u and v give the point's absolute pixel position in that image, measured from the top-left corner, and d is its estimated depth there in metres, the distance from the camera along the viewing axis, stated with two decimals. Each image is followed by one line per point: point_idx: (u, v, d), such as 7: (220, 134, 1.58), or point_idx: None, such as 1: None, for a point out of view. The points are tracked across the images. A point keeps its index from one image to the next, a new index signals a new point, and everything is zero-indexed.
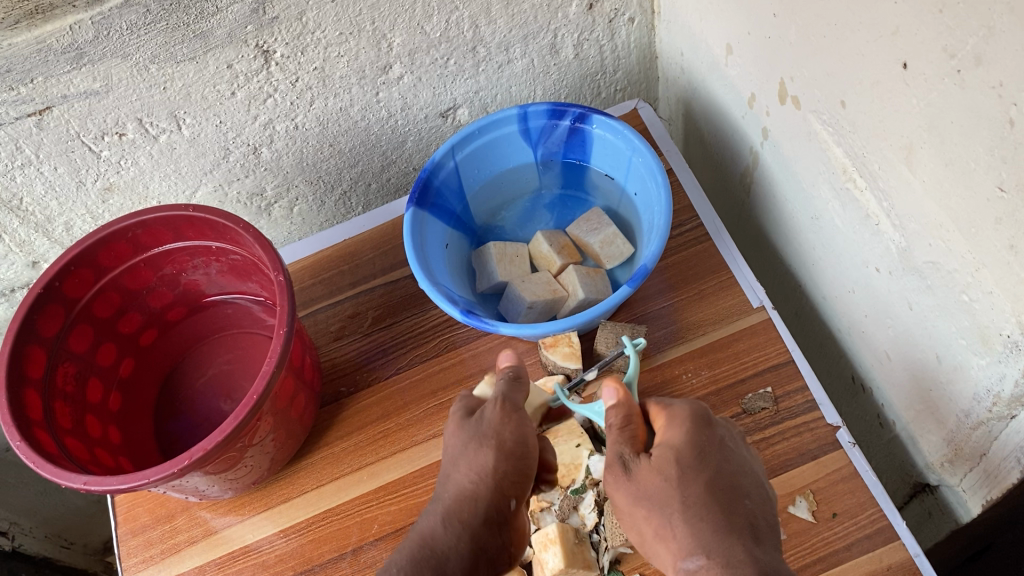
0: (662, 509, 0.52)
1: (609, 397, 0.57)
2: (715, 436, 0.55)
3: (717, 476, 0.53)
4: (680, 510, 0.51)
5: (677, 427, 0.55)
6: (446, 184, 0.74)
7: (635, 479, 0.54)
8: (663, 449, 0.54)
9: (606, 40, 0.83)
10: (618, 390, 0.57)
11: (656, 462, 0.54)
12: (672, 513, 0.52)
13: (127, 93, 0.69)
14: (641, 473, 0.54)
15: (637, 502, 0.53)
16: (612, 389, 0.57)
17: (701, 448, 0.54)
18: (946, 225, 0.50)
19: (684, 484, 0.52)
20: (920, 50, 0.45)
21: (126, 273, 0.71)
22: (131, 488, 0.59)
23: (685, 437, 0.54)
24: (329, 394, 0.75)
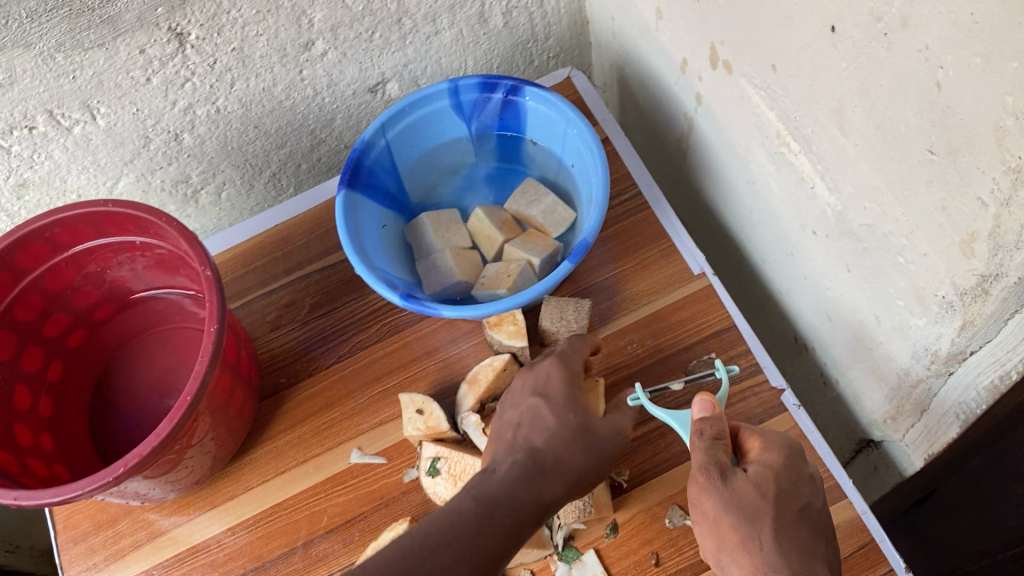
0: (747, 530, 0.53)
1: (698, 409, 0.57)
2: (806, 472, 0.56)
3: (799, 508, 0.54)
4: (770, 530, 0.53)
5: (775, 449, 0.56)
6: (379, 163, 0.72)
7: (731, 489, 0.54)
8: (760, 466, 0.55)
9: (535, 6, 0.81)
10: (711, 408, 0.57)
11: (754, 478, 0.55)
12: (760, 529, 0.53)
13: (33, 84, 0.66)
14: (739, 483, 0.54)
15: (724, 510, 0.54)
16: (705, 403, 0.57)
17: (790, 473, 0.55)
18: (879, 188, 0.50)
19: (772, 509, 0.54)
20: (847, 12, 0.45)
21: (46, 274, 0.68)
22: (64, 500, 0.57)
23: (782, 461, 0.56)
24: (270, 386, 0.73)
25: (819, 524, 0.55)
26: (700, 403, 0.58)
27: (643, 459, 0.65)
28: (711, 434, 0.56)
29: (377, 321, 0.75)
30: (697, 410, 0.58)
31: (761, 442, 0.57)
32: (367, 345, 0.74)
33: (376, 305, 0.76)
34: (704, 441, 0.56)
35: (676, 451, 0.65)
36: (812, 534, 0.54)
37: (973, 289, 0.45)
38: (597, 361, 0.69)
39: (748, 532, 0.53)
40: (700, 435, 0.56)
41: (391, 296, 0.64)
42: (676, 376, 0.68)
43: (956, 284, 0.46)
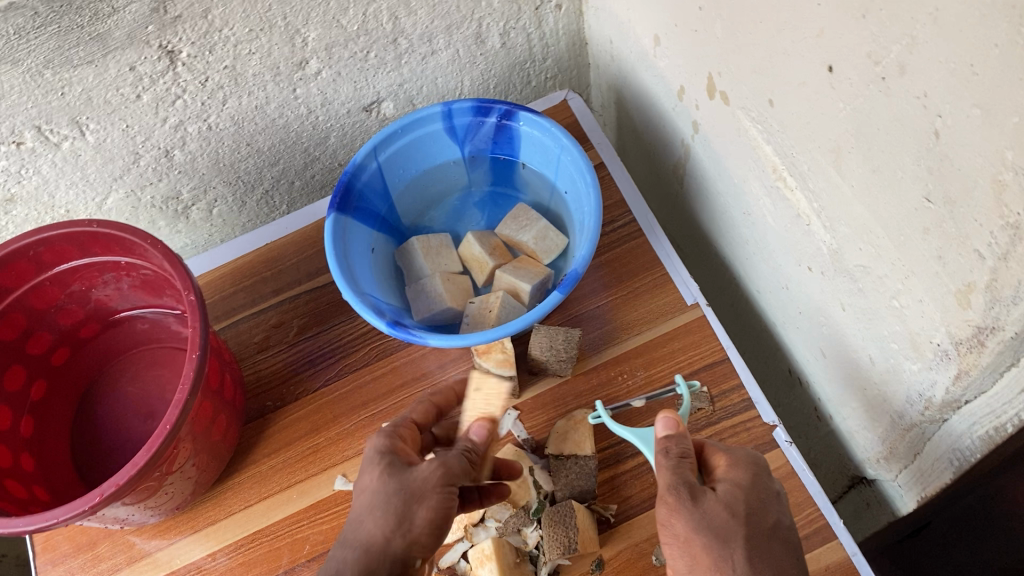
0: (718, 552, 0.49)
1: (662, 426, 0.56)
2: (771, 487, 0.53)
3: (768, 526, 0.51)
4: (742, 551, 0.49)
5: (747, 468, 0.53)
6: (370, 186, 0.71)
7: (701, 510, 0.51)
8: (729, 485, 0.52)
9: (533, 27, 0.80)
10: (674, 425, 0.56)
11: (727, 498, 0.51)
12: (734, 551, 0.49)
13: (21, 100, 0.65)
14: (711, 503, 0.51)
15: (697, 531, 0.50)
16: (670, 420, 0.56)
17: (758, 494, 0.52)
18: (875, 231, 0.49)
19: (747, 532, 0.50)
20: (846, 54, 0.44)
21: (30, 293, 0.67)
22: (41, 528, 0.56)
23: (752, 478, 0.53)
24: (255, 409, 0.72)
25: (788, 542, 0.51)
26: (664, 420, 0.56)
27: (630, 494, 0.64)
28: (677, 452, 0.54)
29: (365, 345, 0.74)
30: (662, 427, 0.56)
31: (730, 460, 0.54)
32: (355, 369, 0.73)
33: (364, 329, 0.75)
34: (670, 460, 0.53)
35: None
36: (787, 556, 0.50)
37: (969, 340, 0.44)
38: (587, 391, 0.68)
39: (720, 554, 0.49)
40: (667, 453, 0.54)
41: (377, 323, 0.63)
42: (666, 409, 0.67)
43: (951, 334, 0.45)
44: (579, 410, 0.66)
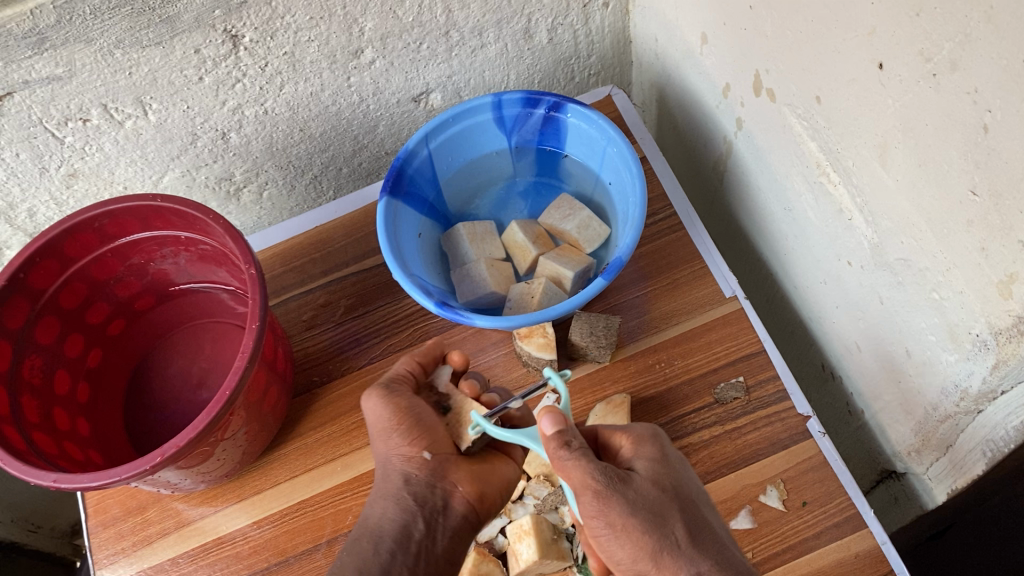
0: (658, 531, 0.49)
1: (546, 427, 0.52)
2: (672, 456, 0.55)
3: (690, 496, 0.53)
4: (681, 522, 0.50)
5: (647, 446, 0.54)
6: (420, 172, 0.74)
7: (633, 491, 0.50)
8: (645, 462, 0.53)
9: (580, 24, 0.83)
10: (561, 421, 0.52)
11: (649, 476, 0.52)
12: (671, 528, 0.50)
13: (91, 78, 0.67)
14: (640, 483, 0.51)
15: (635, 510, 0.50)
16: (552, 416, 0.52)
17: (669, 468, 0.54)
18: (918, 224, 0.50)
19: (675, 505, 0.51)
20: (896, 52, 0.46)
21: (92, 264, 0.70)
22: (102, 485, 0.58)
23: (658, 452, 0.54)
24: (302, 384, 0.75)
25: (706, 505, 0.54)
26: (544, 423, 0.52)
27: None
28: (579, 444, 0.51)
29: (409, 327, 0.76)
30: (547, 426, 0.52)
31: (633, 438, 0.55)
32: (398, 349, 0.75)
33: (408, 311, 0.77)
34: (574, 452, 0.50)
35: (700, 471, 0.66)
36: (712, 523, 0.52)
37: (1008, 330, 0.46)
38: (625, 378, 0.70)
39: (661, 532, 0.49)
40: (568, 448, 0.51)
41: (426, 303, 0.65)
42: (703, 397, 0.68)
43: (991, 324, 0.47)
44: (619, 394, 0.69)
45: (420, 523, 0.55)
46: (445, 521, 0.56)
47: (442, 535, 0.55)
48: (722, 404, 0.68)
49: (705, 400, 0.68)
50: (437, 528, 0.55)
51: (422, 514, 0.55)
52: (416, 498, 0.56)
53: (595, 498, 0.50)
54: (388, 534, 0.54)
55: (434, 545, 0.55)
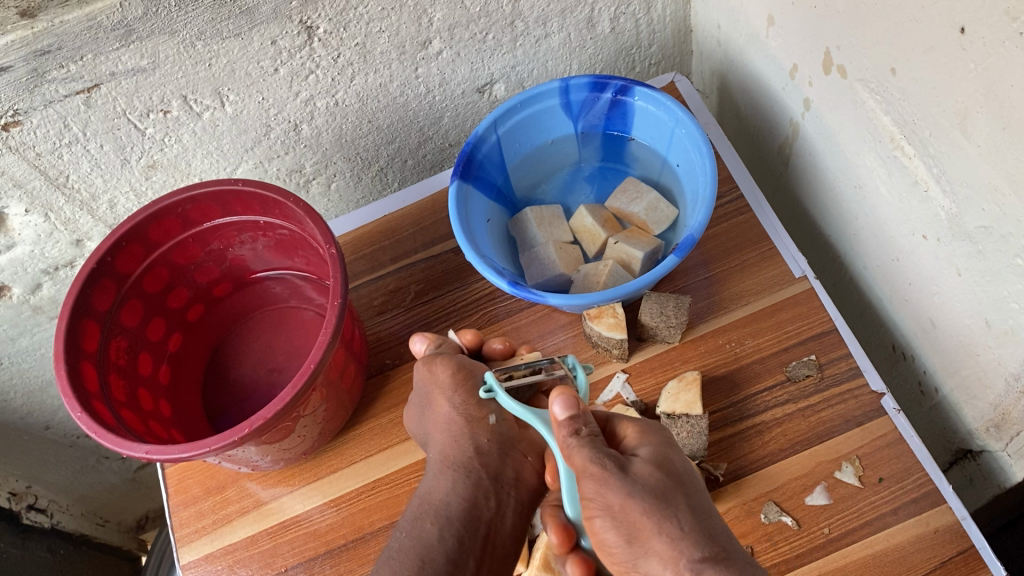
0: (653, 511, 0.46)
1: (559, 411, 0.51)
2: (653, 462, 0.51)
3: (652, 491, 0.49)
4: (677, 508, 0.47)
5: (652, 436, 0.53)
6: (489, 158, 0.75)
7: (627, 475, 0.48)
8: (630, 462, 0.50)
9: (642, 13, 0.84)
10: (574, 404, 0.51)
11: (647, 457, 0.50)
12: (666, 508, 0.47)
13: (173, 69, 0.69)
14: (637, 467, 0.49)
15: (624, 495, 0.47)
16: (567, 400, 0.51)
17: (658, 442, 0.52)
18: (1000, 188, 0.50)
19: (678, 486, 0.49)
20: (981, 14, 0.46)
21: (174, 249, 0.73)
22: (191, 458, 0.59)
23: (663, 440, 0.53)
24: (375, 366, 0.77)
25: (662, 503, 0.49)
26: (558, 406, 0.51)
27: (740, 454, 0.66)
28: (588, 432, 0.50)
29: (477, 310, 0.77)
30: (559, 408, 0.51)
31: (637, 428, 0.53)
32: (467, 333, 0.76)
33: (475, 295, 0.78)
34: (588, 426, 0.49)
35: (774, 450, 0.66)
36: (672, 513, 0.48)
37: None
38: (695, 358, 0.71)
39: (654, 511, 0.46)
40: (577, 436, 0.50)
41: (499, 282, 0.66)
42: (775, 375, 0.69)
43: None
44: (690, 371, 0.69)
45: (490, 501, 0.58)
46: (514, 495, 0.60)
47: (511, 511, 0.59)
48: (795, 382, 0.68)
49: (777, 378, 0.69)
50: (506, 504, 0.59)
51: (494, 490, 0.58)
52: (489, 471, 0.59)
53: (593, 479, 0.48)
54: (456, 516, 0.56)
55: (502, 523, 0.58)
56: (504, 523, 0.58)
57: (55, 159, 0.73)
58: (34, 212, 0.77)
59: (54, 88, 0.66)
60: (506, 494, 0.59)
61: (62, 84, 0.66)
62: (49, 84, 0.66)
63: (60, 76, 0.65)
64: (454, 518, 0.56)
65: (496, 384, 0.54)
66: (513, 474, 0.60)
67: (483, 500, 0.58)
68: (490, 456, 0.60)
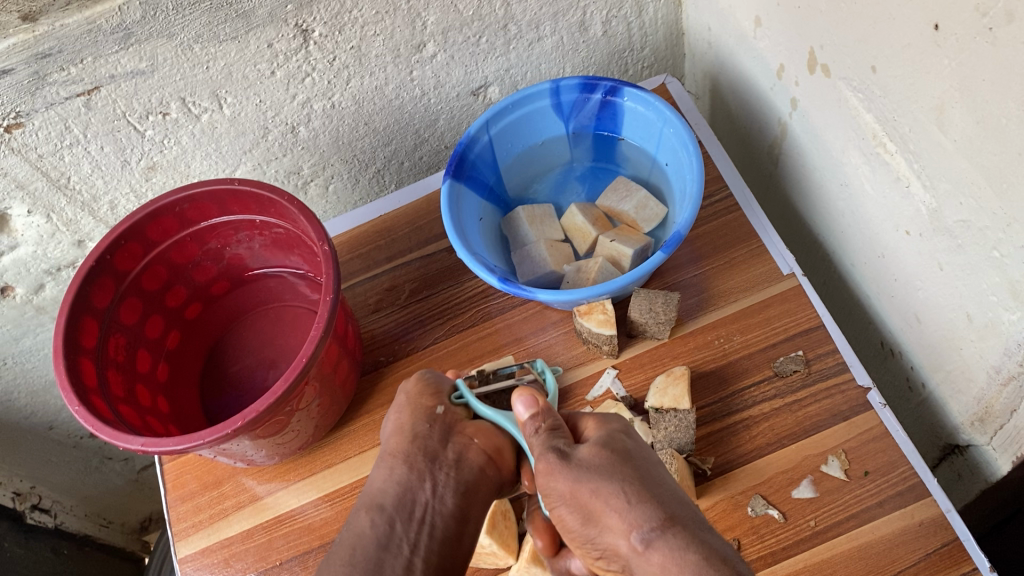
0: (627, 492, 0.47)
1: (521, 411, 0.54)
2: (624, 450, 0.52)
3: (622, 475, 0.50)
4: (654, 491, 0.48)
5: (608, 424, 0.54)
6: (481, 158, 0.76)
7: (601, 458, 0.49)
8: (604, 453, 0.51)
9: (634, 17, 0.85)
10: (534, 401, 0.54)
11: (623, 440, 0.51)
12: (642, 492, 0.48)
13: (171, 72, 0.71)
14: None
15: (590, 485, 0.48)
16: (528, 399, 0.54)
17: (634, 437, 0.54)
18: (977, 182, 0.51)
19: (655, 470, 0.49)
20: (952, 10, 0.47)
21: (172, 248, 0.74)
22: (185, 450, 0.61)
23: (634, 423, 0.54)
24: (369, 363, 0.78)
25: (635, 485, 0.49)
26: (520, 406, 0.54)
27: (728, 448, 0.67)
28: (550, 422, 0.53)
29: (470, 308, 0.78)
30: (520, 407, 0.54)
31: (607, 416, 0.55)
32: (459, 330, 0.77)
33: (469, 293, 0.79)
34: None
35: (761, 444, 0.66)
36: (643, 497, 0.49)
37: None
38: (684, 354, 0.72)
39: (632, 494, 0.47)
40: (535, 432, 0.53)
41: (489, 278, 0.67)
42: (762, 370, 0.70)
43: None
44: (679, 367, 0.70)
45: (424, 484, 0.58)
46: (454, 475, 0.58)
47: (451, 493, 0.57)
48: (782, 377, 0.69)
49: (764, 373, 0.69)
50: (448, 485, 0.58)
51: (429, 472, 0.58)
52: (425, 454, 0.59)
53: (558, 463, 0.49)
54: (389, 503, 0.57)
55: (443, 504, 0.57)
56: (443, 504, 0.57)
57: (56, 160, 0.75)
58: (36, 213, 0.79)
59: (55, 91, 0.68)
60: (444, 475, 0.58)
61: (63, 86, 0.68)
62: (50, 86, 0.67)
63: (60, 79, 0.67)
64: (387, 504, 0.57)
65: (466, 390, 0.61)
66: (454, 456, 0.59)
67: (416, 483, 0.57)
68: (430, 439, 0.59)
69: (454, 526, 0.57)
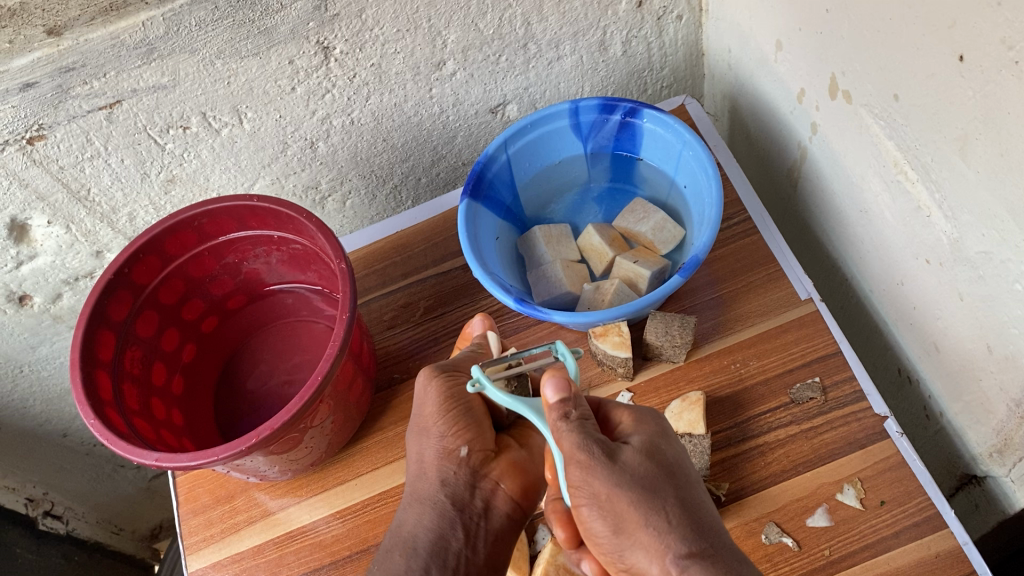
0: (643, 515, 0.47)
1: (550, 394, 0.50)
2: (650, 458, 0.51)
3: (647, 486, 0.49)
4: (671, 515, 0.47)
5: (644, 424, 0.53)
6: (499, 177, 0.76)
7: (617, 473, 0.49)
8: None
9: (654, 37, 0.85)
10: (565, 384, 0.51)
11: (638, 458, 0.50)
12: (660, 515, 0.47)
13: (193, 87, 0.71)
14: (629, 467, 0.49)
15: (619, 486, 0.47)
16: (558, 382, 0.51)
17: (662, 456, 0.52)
18: (999, 214, 0.51)
19: (670, 494, 0.49)
20: (978, 42, 0.47)
21: (190, 262, 0.75)
22: (199, 466, 0.61)
23: (658, 429, 0.53)
24: (383, 380, 0.78)
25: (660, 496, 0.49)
26: (549, 390, 0.51)
27: (742, 475, 0.66)
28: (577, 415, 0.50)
29: None
30: (550, 391, 0.51)
31: (631, 419, 0.54)
32: None
33: (484, 311, 0.79)
34: (570, 429, 0.50)
35: (776, 471, 0.66)
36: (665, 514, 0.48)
37: None
38: (699, 378, 0.72)
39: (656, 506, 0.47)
40: (566, 421, 0.50)
41: (505, 299, 0.66)
42: (779, 397, 0.69)
43: None
44: (694, 392, 0.70)
45: (457, 532, 0.58)
46: (485, 525, 0.60)
47: (483, 542, 0.59)
48: (798, 404, 0.68)
49: (781, 400, 0.69)
50: (478, 534, 0.59)
51: (460, 521, 0.58)
52: (455, 502, 0.59)
53: (578, 468, 0.49)
54: (423, 547, 0.57)
55: (476, 552, 0.58)
56: (477, 554, 0.58)
57: (77, 172, 0.75)
58: (56, 224, 0.79)
59: (78, 104, 0.68)
60: (475, 524, 0.59)
61: (85, 100, 0.68)
62: (73, 100, 0.68)
63: (83, 92, 0.67)
64: (421, 550, 0.57)
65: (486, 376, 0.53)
66: (481, 505, 0.60)
67: (448, 531, 0.58)
68: (458, 486, 0.59)
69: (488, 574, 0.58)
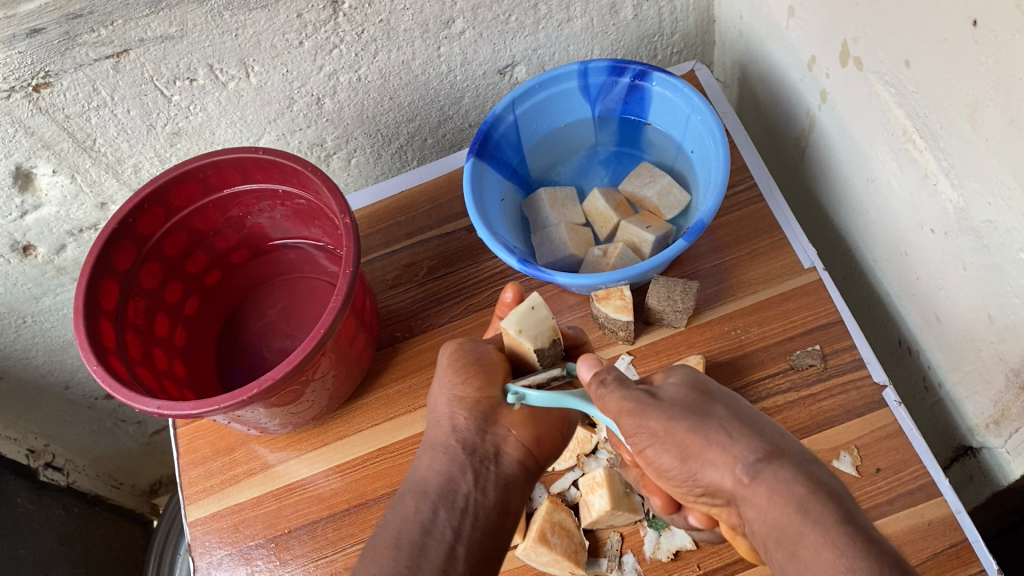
0: None
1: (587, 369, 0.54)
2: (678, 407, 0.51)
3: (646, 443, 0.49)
4: None
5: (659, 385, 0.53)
6: (505, 138, 0.76)
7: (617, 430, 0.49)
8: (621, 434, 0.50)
9: (665, 2, 0.84)
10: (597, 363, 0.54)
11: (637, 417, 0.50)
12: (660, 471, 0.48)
13: (201, 38, 0.71)
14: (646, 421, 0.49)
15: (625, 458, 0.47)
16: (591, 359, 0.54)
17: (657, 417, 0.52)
18: (1007, 182, 0.51)
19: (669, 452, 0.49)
20: (992, 7, 0.46)
21: (194, 214, 0.75)
22: (200, 415, 0.61)
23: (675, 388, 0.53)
24: (385, 338, 0.78)
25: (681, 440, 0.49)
26: (585, 365, 0.54)
27: None
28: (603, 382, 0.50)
29: (489, 288, 0.79)
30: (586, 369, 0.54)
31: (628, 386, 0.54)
32: (477, 309, 0.78)
33: (488, 273, 0.80)
34: None
35: None
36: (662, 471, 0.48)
37: None
38: (699, 344, 0.72)
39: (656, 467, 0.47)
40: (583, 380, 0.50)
41: (508, 259, 0.66)
42: (778, 363, 0.69)
43: None
44: (695, 356, 0.70)
45: (467, 476, 0.56)
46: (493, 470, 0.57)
47: (492, 485, 0.56)
48: (797, 371, 0.69)
49: (781, 366, 0.69)
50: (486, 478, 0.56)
51: (470, 465, 0.56)
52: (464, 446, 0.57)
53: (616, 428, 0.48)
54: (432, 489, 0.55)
55: (485, 496, 0.56)
56: (485, 497, 0.56)
57: (83, 122, 0.75)
58: (61, 173, 0.79)
59: (85, 52, 0.68)
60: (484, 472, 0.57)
61: (92, 48, 0.68)
62: (80, 47, 0.67)
63: (90, 40, 0.67)
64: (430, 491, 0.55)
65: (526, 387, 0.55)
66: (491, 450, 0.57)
67: (457, 474, 0.56)
68: None
69: (494, 518, 0.56)
